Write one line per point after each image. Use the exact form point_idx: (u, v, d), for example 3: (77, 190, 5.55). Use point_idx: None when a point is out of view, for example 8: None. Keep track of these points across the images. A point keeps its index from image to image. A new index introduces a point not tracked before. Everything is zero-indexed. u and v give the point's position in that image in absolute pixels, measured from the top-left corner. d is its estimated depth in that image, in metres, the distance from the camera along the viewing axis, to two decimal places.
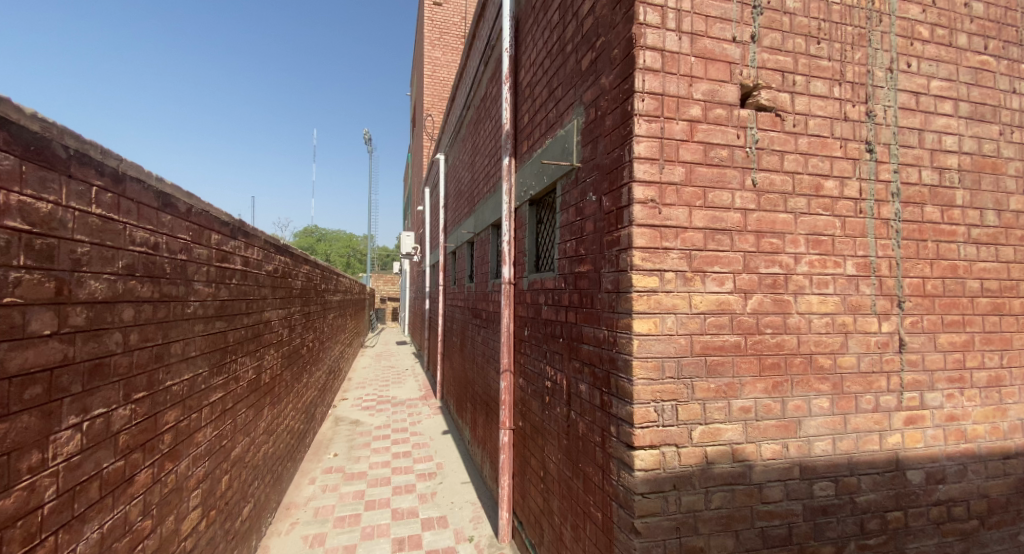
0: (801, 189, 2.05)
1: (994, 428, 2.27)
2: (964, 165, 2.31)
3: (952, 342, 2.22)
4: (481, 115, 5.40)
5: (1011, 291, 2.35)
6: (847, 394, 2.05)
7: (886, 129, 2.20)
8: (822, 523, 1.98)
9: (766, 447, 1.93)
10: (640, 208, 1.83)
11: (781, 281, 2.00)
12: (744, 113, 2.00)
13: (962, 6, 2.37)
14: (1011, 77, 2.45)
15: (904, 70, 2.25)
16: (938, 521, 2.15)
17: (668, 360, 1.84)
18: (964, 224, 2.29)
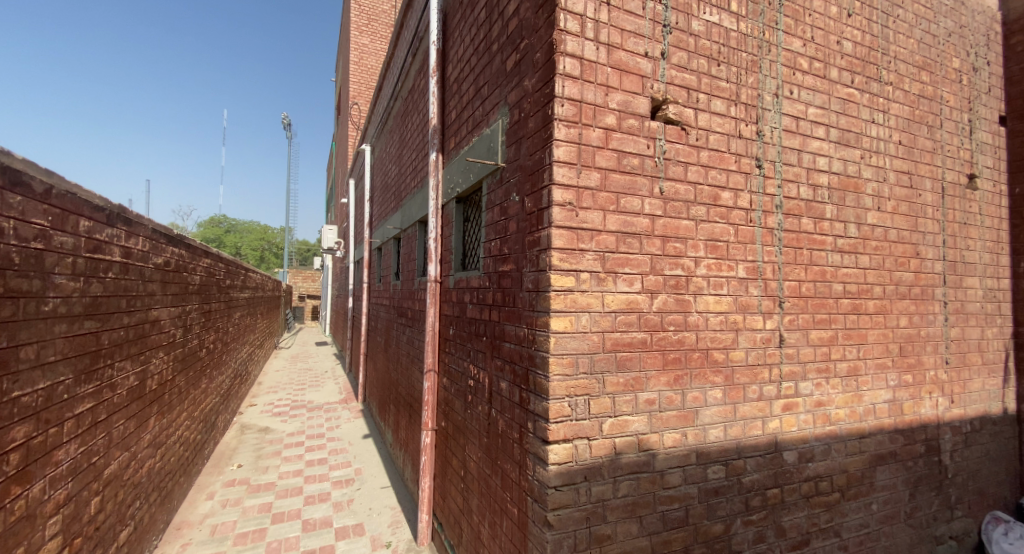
0: (701, 198, 2.23)
1: (852, 412, 2.63)
2: (832, 183, 2.64)
3: (821, 338, 2.53)
4: (409, 108, 5.27)
5: (867, 293, 2.73)
6: (736, 385, 2.26)
7: (772, 148, 2.45)
8: (714, 504, 2.17)
9: (667, 436, 2.07)
10: (559, 210, 1.88)
11: (683, 282, 2.16)
12: (654, 125, 2.13)
13: (836, 44, 2.71)
14: (872, 109, 2.84)
15: (788, 97, 2.52)
16: (808, 495, 2.45)
17: (582, 357, 1.91)
18: (832, 234, 2.62)
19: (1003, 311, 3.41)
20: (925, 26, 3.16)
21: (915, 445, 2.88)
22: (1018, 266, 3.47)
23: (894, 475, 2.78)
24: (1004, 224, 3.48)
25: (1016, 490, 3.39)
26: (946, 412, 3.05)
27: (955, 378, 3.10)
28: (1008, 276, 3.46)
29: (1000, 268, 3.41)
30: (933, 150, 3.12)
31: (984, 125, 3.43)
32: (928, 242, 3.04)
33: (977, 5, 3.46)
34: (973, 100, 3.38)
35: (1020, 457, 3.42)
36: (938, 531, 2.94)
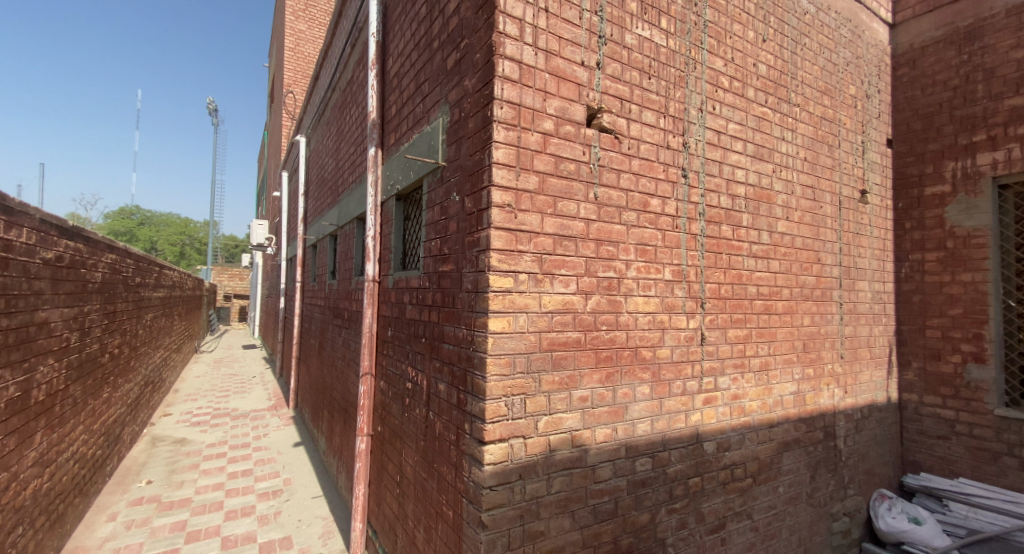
0: (632, 204, 2.34)
1: (763, 403, 2.86)
2: (748, 194, 2.87)
3: (737, 336, 2.74)
4: (347, 100, 5.09)
5: (777, 295, 2.99)
6: (662, 381, 2.39)
7: (696, 159, 2.63)
8: (641, 494, 2.28)
9: (599, 431, 2.15)
10: (498, 212, 1.90)
11: (615, 283, 2.25)
12: (589, 132, 2.21)
13: (752, 66, 2.95)
14: (782, 127, 3.11)
15: (711, 112, 2.71)
16: (725, 482, 2.64)
17: (519, 357, 1.93)
18: (747, 241, 2.84)
19: (888, 311, 3.86)
20: (828, 56, 3.51)
21: (816, 432, 3.19)
22: (900, 271, 3.95)
23: (798, 460, 3.07)
24: (890, 234, 3.95)
25: (898, 470, 3.85)
26: (841, 402, 3.40)
27: (849, 371, 3.47)
28: (892, 280, 3.93)
29: (886, 274, 3.86)
30: (833, 167, 3.48)
31: (875, 146, 3.87)
32: (827, 249, 3.38)
33: (871, 39, 3.90)
34: (866, 124, 3.80)
35: (901, 440, 3.89)
36: (834, 509, 3.28)
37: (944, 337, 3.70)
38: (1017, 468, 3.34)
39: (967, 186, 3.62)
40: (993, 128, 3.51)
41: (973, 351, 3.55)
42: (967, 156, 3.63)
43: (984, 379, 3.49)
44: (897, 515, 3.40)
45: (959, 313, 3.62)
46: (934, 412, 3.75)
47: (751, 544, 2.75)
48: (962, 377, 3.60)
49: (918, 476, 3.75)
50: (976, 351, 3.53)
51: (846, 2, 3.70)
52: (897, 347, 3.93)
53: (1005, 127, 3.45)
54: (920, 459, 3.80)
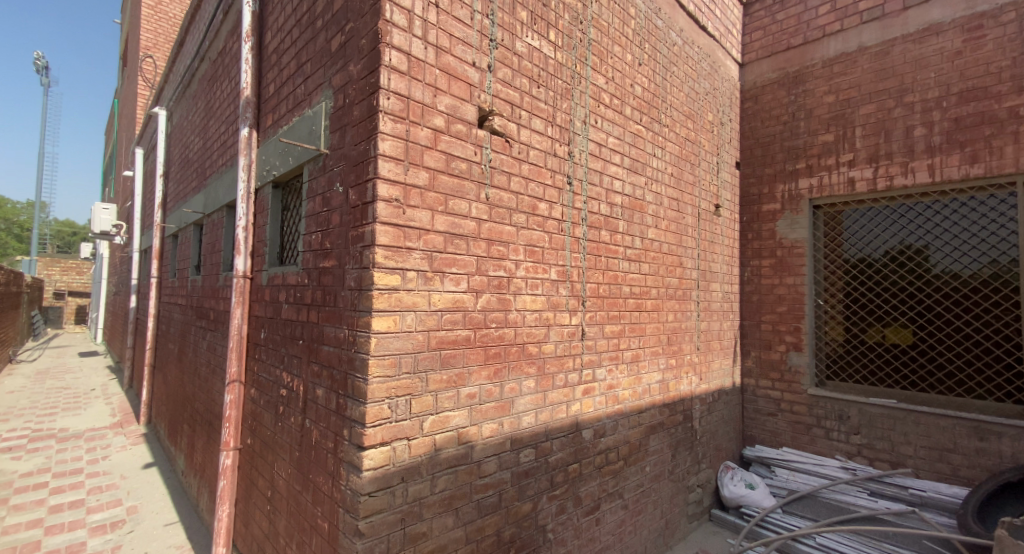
0: (521, 207, 2.43)
1: (634, 392, 3.16)
2: (624, 203, 3.15)
3: (613, 331, 2.99)
4: (216, 73, 4.54)
5: (647, 294, 3.32)
6: (546, 375, 2.52)
7: (580, 168, 2.81)
8: (524, 484, 2.38)
9: (485, 427, 2.20)
10: (384, 206, 1.83)
11: (504, 282, 2.31)
12: (481, 133, 2.24)
13: (629, 86, 3.24)
14: (654, 144, 3.46)
15: (593, 125, 2.92)
16: (600, 466, 2.86)
17: (405, 357, 1.89)
18: (623, 245, 3.11)
19: (734, 309, 4.49)
20: (691, 84, 3.99)
21: (678, 415, 3.61)
22: (744, 275, 4.62)
23: (662, 442, 3.44)
24: (736, 243, 4.61)
25: (740, 445, 4.50)
26: (697, 387, 3.88)
27: (704, 360, 3.98)
28: (738, 283, 4.58)
29: (733, 277, 4.49)
30: (694, 183, 3.97)
31: (727, 167, 4.47)
32: (688, 254, 3.84)
33: (725, 74, 4.51)
34: (721, 147, 4.38)
35: (742, 419, 4.56)
36: (690, 482, 3.72)
37: (774, 330, 4.40)
38: (823, 437, 4.10)
39: (792, 205, 4.36)
40: (811, 158, 4.27)
41: (794, 342, 4.28)
42: (792, 180, 4.37)
43: (802, 365, 4.23)
44: (737, 483, 3.98)
45: (785, 310, 4.34)
46: (766, 394, 4.45)
47: (621, 521, 3.02)
48: (787, 364, 4.31)
49: (754, 448, 4.42)
50: (797, 342, 4.27)
51: (706, 39, 4.23)
52: (740, 339, 4.60)
53: (819, 159, 4.22)
54: (756, 434, 4.49)
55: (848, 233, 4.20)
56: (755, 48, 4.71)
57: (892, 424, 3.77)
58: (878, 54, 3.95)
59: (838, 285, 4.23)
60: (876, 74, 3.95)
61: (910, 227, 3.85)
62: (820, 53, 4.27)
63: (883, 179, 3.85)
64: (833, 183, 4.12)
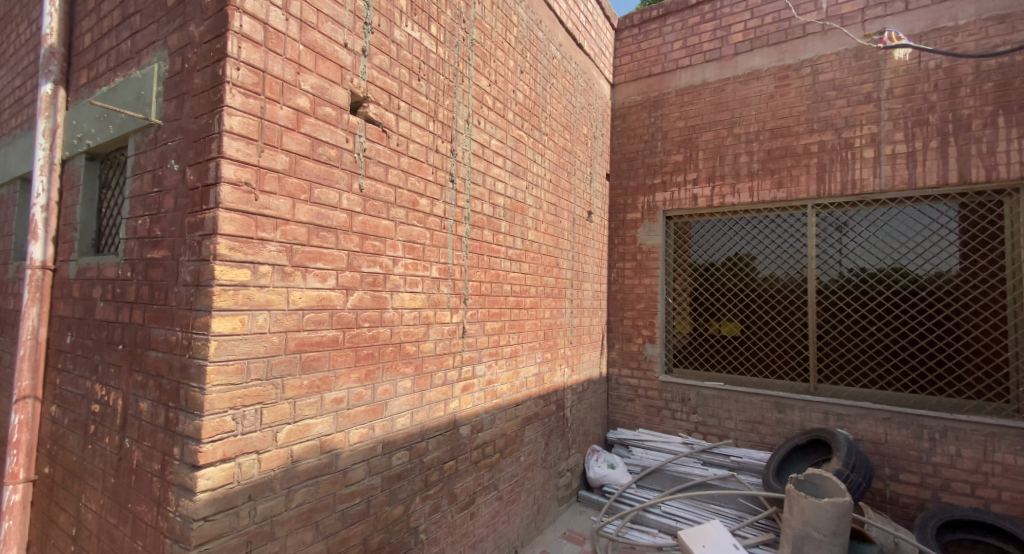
0: (400, 201, 2.34)
1: (512, 387, 3.26)
2: (506, 204, 3.22)
3: (493, 328, 3.05)
4: (10, 11, 3.62)
5: (526, 293, 3.45)
6: (424, 374, 2.47)
7: (463, 166, 2.80)
8: (395, 488, 2.30)
9: (353, 432, 2.07)
10: (231, 190, 1.62)
11: (380, 280, 2.21)
12: (354, 120, 2.10)
13: (511, 92, 3.32)
14: (534, 149, 3.60)
15: (476, 125, 2.93)
16: (476, 461, 2.90)
17: (255, 362, 1.69)
18: (504, 246, 3.19)
19: (602, 306, 4.88)
20: (568, 96, 4.23)
21: (551, 406, 3.80)
22: (611, 275, 5.05)
23: (536, 432, 3.60)
24: (605, 246, 5.01)
25: (604, 430, 4.91)
26: (569, 378, 4.14)
27: (575, 353, 4.25)
28: (606, 282, 4.99)
29: (602, 277, 4.88)
30: (570, 190, 4.22)
31: (599, 177, 4.84)
32: (564, 256, 4.07)
33: (598, 91, 4.87)
34: (593, 158, 4.72)
35: (607, 406, 4.98)
36: (561, 467, 3.96)
37: (634, 325, 4.88)
38: (670, 417, 4.66)
39: (650, 215, 4.87)
40: (665, 174, 4.82)
41: (649, 335, 4.79)
42: (651, 192, 4.89)
43: (655, 355, 4.75)
44: (600, 464, 4.33)
45: (642, 307, 4.84)
46: (627, 382, 4.91)
47: (495, 512, 3.09)
48: (643, 354, 4.82)
49: (616, 431, 4.86)
50: (651, 335, 4.78)
51: (582, 56, 4.51)
52: (607, 334, 5.02)
53: (671, 175, 4.78)
54: (618, 418, 4.94)
55: (692, 241, 4.82)
56: (623, 70, 5.14)
57: (721, 403, 4.42)
58: (717, 89, 4.58)
59: (684, 285, 4.84)
60: (715, 106, 4.58)
61: (736, 238, 4.56)
62: (674, 82, 4.83)
63: (718, 196, 4.50)
64: (681, 197, 4.70)
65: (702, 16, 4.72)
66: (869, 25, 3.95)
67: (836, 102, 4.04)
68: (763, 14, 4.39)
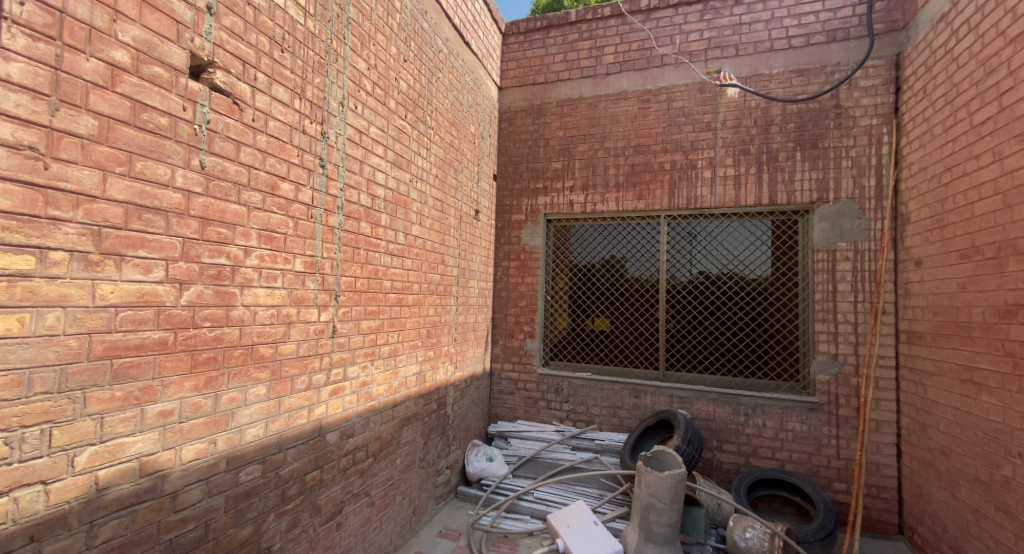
0: (255, 184, 2.08)
1: (389, 387, 3.13)
2: (387, 196, 3.08)
3: (369, 327, 2.90)
4: None
5: (408, 289, 3.33)
6: (283, 379, 2.24)
7: (336, 152, 2.60)
8: (243, 507, 2.05)
9: (187, 449, 1.79)
10: (6, 155, 1.28)
11: (226, 272, 1.94)
12: (194, 86, 1.82)
13: (394, 79, 3.18)
14: (418, 142, 3.49)
15: (352, 109, 2.74)
16: (345, 468, 2.72)
17: (41, 372, 1.37)
18: (385, 240, 3.05)
19: (487, 303, 4.94)
20: (455, 93, 4.18)
21: (431, 405, 3.72)
22: (496, 273, 5.15)
23: (415, 432, 3.50)
24: (490, 244, 5.08)
25: (485, 425, 4.98)
26: (452, 376, 4.11)
27: (459, 350, 4.23)
28: (491, 280, 5.07)
29: (487, 275, 4.94)
30: (456, 187, 4.18)
31: (486, 177, 4.89)
32: (449, 253, 4.02)
33: (485, 92, 4.90)
34: (480, 158, 4.75)
35: (489, 400, 5.06)
36: (439, 466, 3.91)
37: (516, 321, 5.04)
38: (546, 408, 4.89)
39: (533, 216, 5.05)
40: (546, 180, 5.04)
41: (530, 331, 4.98)
42: (534, 195, 5.07)
43: (533, 349, 4.95)
44: (479, 458, 4.37)
45: (524, 304, 5.01)
46: (509, 376, 5.04)
47: (366, 519, 2.93)
48: (524, 349, 4.99)
49: (497, 424, 4.95)
50: (531, 331, 4.98)
51: (469, 55, 4.50)
52: (491, 330, 5.10)
53: (551, 181, 5.02)
54: (499, 412, 5.05)
55: (568, 243, 5.13)
56: (510, 75, 5.25)
57: (589, 392, 4.76)
58: (591, 105, 4.92)
59: (560, 283, 5.12)
60: (590, 120, 4.91)
61: (606, 242, 4.97)
62: (555, 93, 5.07)
63: (590, 203, 4.84)
64: (560, 202, 4.96)
65: (580, 34, 5.02)
66: (710, 64, 4.56)
67: (685, 127, 4.59)
68: (631, 41, 4.82)
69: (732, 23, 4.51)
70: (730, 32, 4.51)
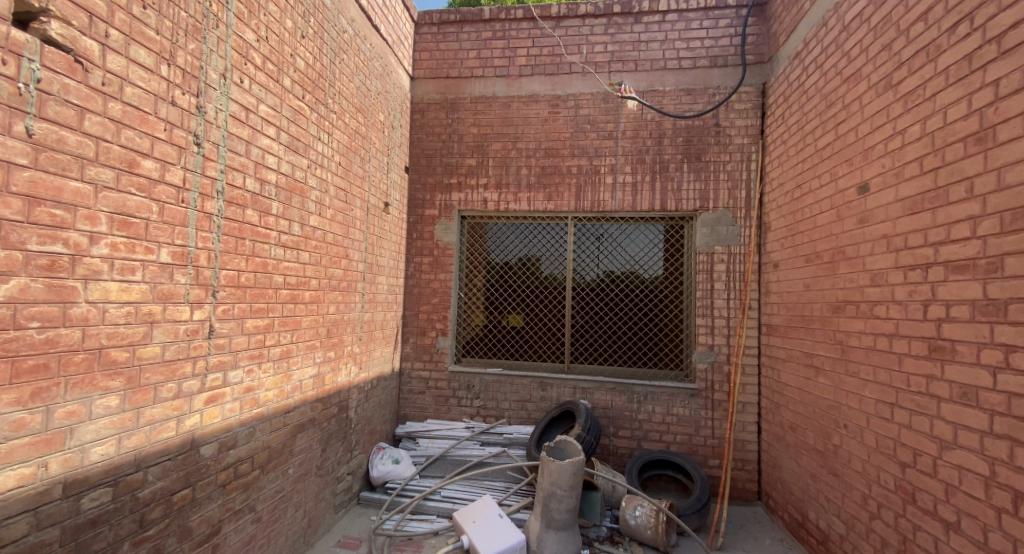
0: (106, 159, 1.80)
1: (280, 391, 2.88)
2: (279, 182, 2.83)
3: (256, 326, 2.65)
4: None
5: (304, 285, 3.10)
6: (143, 387, 1.97)
7: (215, 129, 2.33)
8: (87, 538, 1.76)
9: (5, 476, 1.50)
10: None
11: (63, 262, 1.65)
12: (20, 36, 1.52)
13: (289, 56, 2.93)
14: (317, 126, 3.26)
15: (236, 83, 2.48)
16: (224, 484, 2.45)
17: None
18: (276, 230, 2.80)
19: (397, 300, 4.78)
20: (362, 78, 3.97)
21: (331, 408, 3.50)
22: (407, 269, 4.99)
23: (312, 439, 3.27)
24: (401, 239, 4.92)
25: (393, 426, 4.81)
26: (355, 377, 3.90)
27: (364, 350, 4.04)
28: (402, 276, 4.91)
29: (398, 270, 4.77)
30: (363, 177, 3.97)
31: (397, 168, 4.71)
32: (354, 247, 3.82)
33: (396, 81, 4.72)
34: (390, 148, 4.56)
35: (397, 400, 4.89)
36: (340, 472, 3.69)
37: (428, 319, 4.93)
38: (456, 406, 4.85)
39: (446, 212, 4.98)
40: (460, 176, 4.99)
41: (442, 328, 4.90)
42: (447, 190, 5.00)
43: (445, 347, 4.89)
44: (384, 461, 4.19)
45: (436, 302, 4.93)
46: (419, 375, 4.92)
47: (250, 537, 2.68)
48: (435, 347, 4.91)
49: (405, 425, 4.80)
50: (442, 328, 4.90)
51: (378, 39, 4.30)
52: (401, 328, 4.94)
53: (465, 177, 4.98)
54: (408, 413, 4.90)
55: (479, 241, 5.13)
56: (423, 66, 5.11)
57: (499, 388, 4.81)
58: (504, 104, 4.97)
59: (470, 281, 5.11)
60: (503, 120, 4.96)
61: (516, 241, 5.05)
62: (469, 89, 5.04)
63: (503, 202, 4.89)
64: (474, 199, 4.94)
65: (493, 32, 5.03)
66: (613, 76, 4.83)
67: (590, 134, 4.83)
68: (542, 46, 4.94)
69: (632, 39, 4.82)
70: (631, 48, 4.82)
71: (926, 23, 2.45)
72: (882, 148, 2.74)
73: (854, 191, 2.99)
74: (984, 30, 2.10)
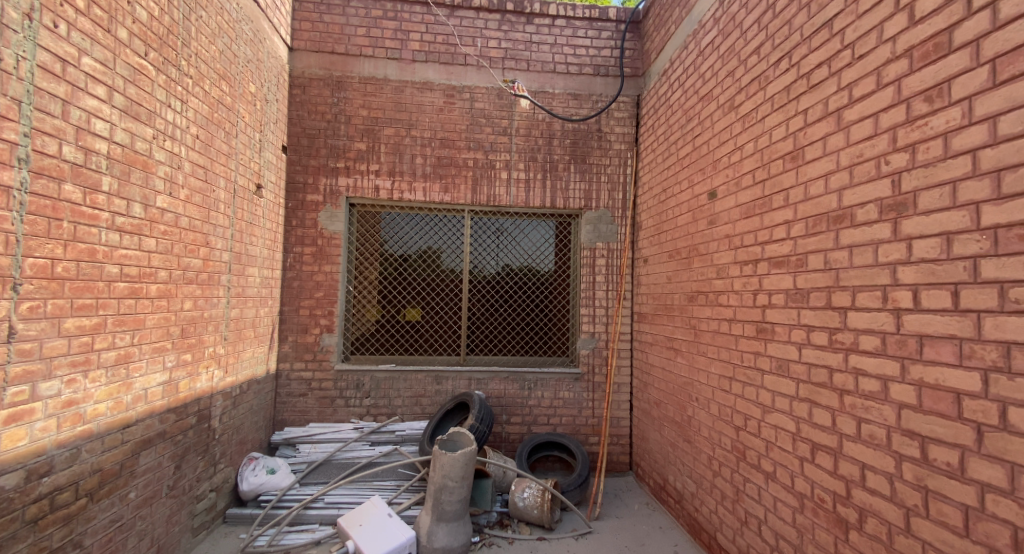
0: None
1: (116, 403, 2.46)
2: (112, 154, 2.41)
3: (80, 327, 2.23)
4: None
5: (149, 277, 2.68)
6: None
7: (15, 82, 1.91)
8: None
9: None
10: None
11: None
12: None
13: (126, 4, 2.50)
14: (166, 92, 2.83)
15: (48, 28, 2.05)
16: (35, 518, 2.04)
17: None
18: (108, 210, 2.38)
19: (272, 294, 4.37)
20: (227, 42, 3.53)
21: (187, 418, 3.08)
22: (286, 261, 4.59)
23: (162, 454, 2.86)
24: (278, 227, 4.49)
25: (269, 433, 4.40)
26: (220, 381, 3.48)
27: (230, 351, 3.62)
28: (279, 268, 4.49)
29: (273, 261, 4.36)
30: (229, 155, 3.55)
31: (271, 148, 4.28)
32: (217, 234, 3.39)
33: (271, 50, 4.28)
34: (264, 125, 4.14)
35: (274, 405, 4.49)
36: (200, 490, 3.28)
37: (311, 315, 4.58)
38: (343, 406, 4.58)
39: (332, 199, 4.67)
40: (348, 160, 4.69)
41: (327, 324, 4.59)
42: (333, 176, 4.67)
43: (330, 345, 4.59)
44: (257, 472, 3.81)
45: (320, 296, 4.60)
46: (299, 376, 4.56)
47: None
48: (319, 345, 4.58)
49: (283, 431, 4.43)
50: (328, 324, 4.60)
51: (247, 2, 3.85)
52: (278, 326, 4.53)
53: (354, 162, 4.70)
54: (286, 417, 4.52)
55: (371, 230, 4.88)
56: (304, 38, 4.70)
57: (390, 384, 4.64)
58: (396, 89, 4.78)
59: (361, 273, 4.84)
60: (395, 104, 4.76)
61: (410, 232, 4.89)
62: (357, 69, 4.75)
63: (397, 191, 4.71)
64: (364, 186, 4.69)
65: (384, 11, 4.79)
66: (506, 73, 4.92)
67: (485, 128, 4.86)
68: (435, 33, 4.84)
69: (524, 39, 4.93)
70: (523, 47, 4.93)
71: (759, 55, 2.87)
72: (726, 160, 3.16)
73: (705, 196, 3.40)
74: (799, 66, 2.51)
